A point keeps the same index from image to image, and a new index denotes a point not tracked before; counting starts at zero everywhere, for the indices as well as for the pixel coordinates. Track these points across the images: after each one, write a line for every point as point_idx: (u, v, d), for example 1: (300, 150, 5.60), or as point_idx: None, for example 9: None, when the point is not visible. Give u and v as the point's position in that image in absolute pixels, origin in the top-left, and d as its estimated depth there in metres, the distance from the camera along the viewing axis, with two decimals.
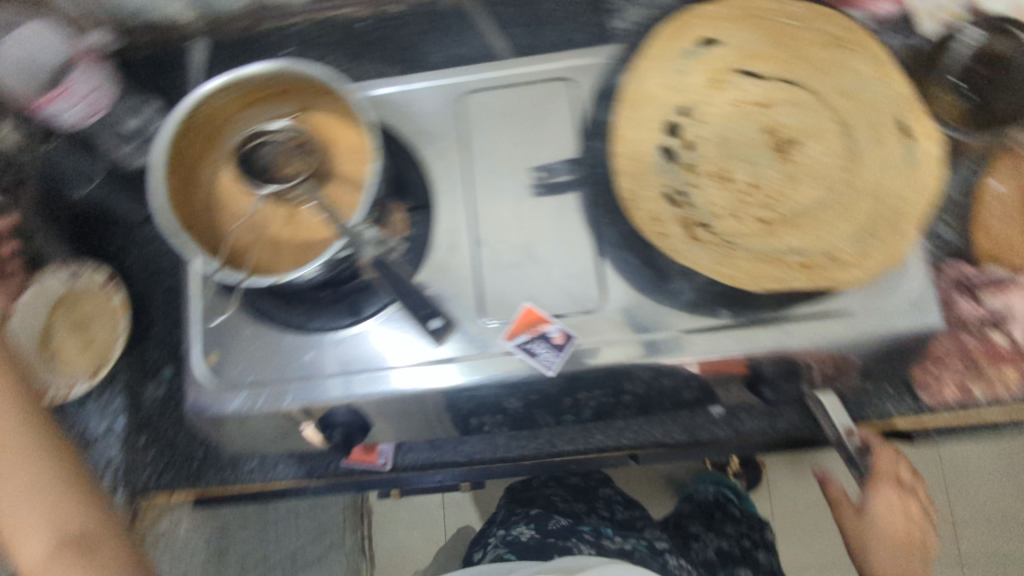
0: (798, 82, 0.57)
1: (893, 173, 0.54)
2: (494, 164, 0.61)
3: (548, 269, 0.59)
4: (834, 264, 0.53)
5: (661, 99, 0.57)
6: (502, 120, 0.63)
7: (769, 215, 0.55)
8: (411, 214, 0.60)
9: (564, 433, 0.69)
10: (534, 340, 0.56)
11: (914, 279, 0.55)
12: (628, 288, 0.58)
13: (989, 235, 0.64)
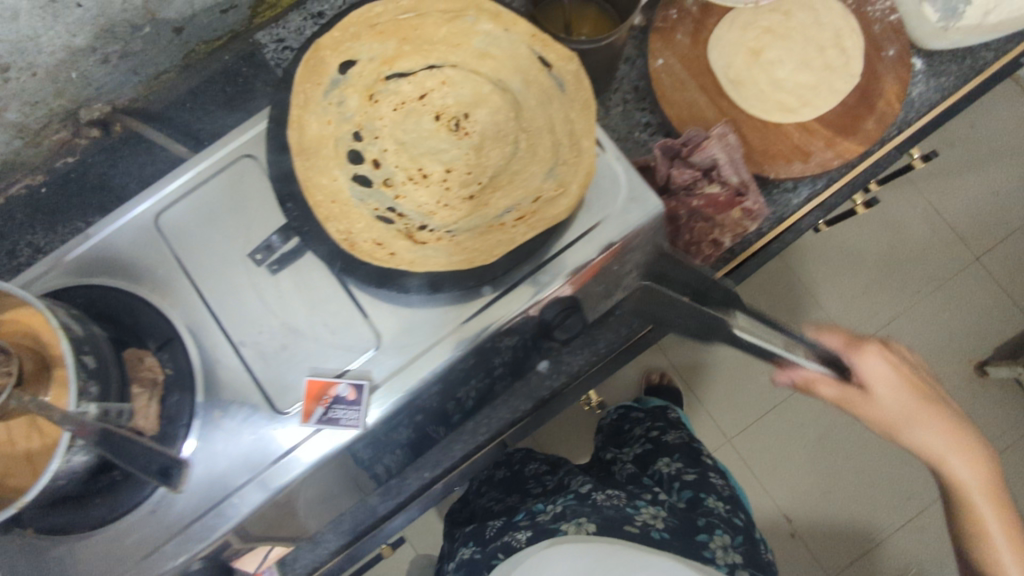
0: (441, 63, 0.59)
1: (553, 103, 0.57)
2: (220, 266, 0.60)
3: (316, 334, 0.59)
4: (544, 203, 0.56)
5: (331, 135, 0.58)
6: (206, 221, 0.61)
7: (474, 189, 0.58)
8: (162, 352, 0.59)
9: (426, 460, 0.70)
10: (330, 408, 0.56)
11: (624, 176, 0.60)
12: (395, 313, 0.59)
13: (675, 105, 0.70)
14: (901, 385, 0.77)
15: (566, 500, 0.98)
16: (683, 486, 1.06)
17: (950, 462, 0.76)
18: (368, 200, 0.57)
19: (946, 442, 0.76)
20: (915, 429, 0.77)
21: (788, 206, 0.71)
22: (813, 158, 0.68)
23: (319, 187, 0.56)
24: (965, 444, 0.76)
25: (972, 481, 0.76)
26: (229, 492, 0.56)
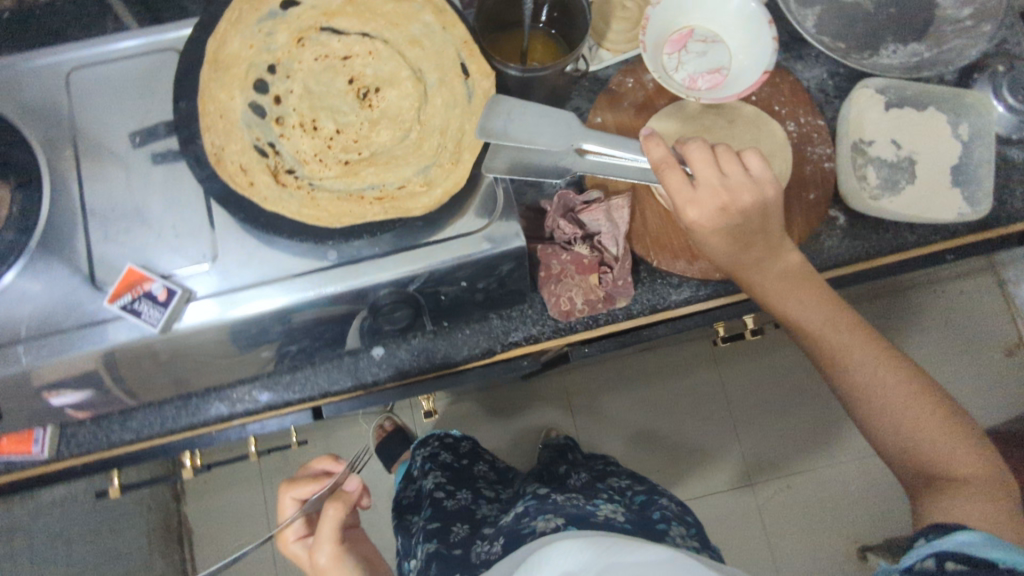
0: (375, 35, 0.62)
1: (456, 109, 0.60)
2: (104, 140, 0.62)
3: (160, 232, 0.61)
4: (407, 194, 0.58)
5: (247, 58, 0.60)
6: (111, 93, 0.64)
7: (354, 157, 0.60)
8: (18, 190, 0.61)
9: (233, 394, 0.70)
10: (136, 299, 0.57)
11: (501, 199, 0.62)
12: (240, 240, 0.61)
13: None
14: (745, 244, 0.62)
15: (526, 503, 0.91)
16: (638, 493, 1.05)
17: (824, 339, 0.64)
18: (254, 129, 0.59)
19: (838, 324, 0.63)
20: (834, 313, 0.63)
21: (664, 299, 0.72)
22: (653, 148, 0.60)
23: (212, 98, 0.58)
24: (836, 316, 0.64)
25: (855, 359, 0.62)
26: (14, 342, 0.58)
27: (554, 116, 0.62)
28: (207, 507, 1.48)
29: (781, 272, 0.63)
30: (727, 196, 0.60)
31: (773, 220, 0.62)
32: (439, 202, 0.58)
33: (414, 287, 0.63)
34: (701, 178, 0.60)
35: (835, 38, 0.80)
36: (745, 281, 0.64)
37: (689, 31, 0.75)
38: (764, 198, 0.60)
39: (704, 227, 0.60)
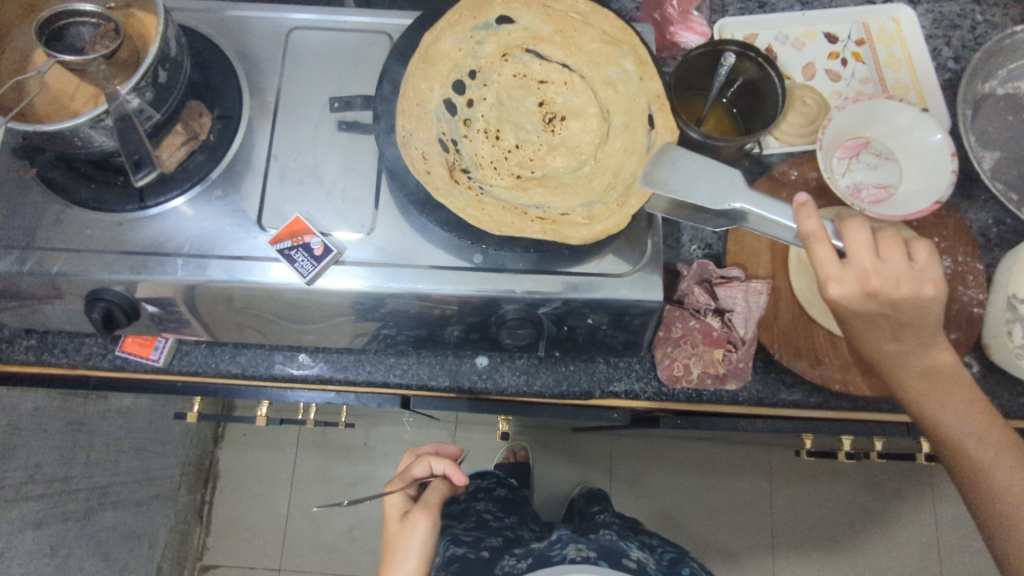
0: (574, 68, 0.66)
1: (633, 156, 0.61)
2: (303, 99, 0.67)
3: (329, 193, 0.65)
4: (569, 221, 0.59)
5: (454, 59, 0.64)
6: (322, 60, 0.69)
7: (525, 175, 0.63)
8: (217, 121, 0.66)
9: (339, 361, 0.71)
10: (295, 248, 0.60)
11: (650, 252, 0.64)
12: (397, 221, 0.64)
13: (739, 244, 0.72)
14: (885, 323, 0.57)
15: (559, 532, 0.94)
16: (666, 551, 1.02)
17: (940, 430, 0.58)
18: (443, 124, 0.63)
19: (969, 426, 0.57)
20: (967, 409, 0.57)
21: (774, 396, 0.70)
22: (813, 224, 0.54)
23: (415, 86, 0.62)
24: (964, 409, 0.57)
25: (978, 451, 0.56)
26: (176, 253, 0.62)
27: (716, 168, 0.57)
28: (241, 458, 1.54)
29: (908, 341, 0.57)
30: (878, 280, 0.55)
31: (931, 315, 0.56)
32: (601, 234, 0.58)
33: (543, 311, 0.64)
34: (854, 257, 0.55)
35: (1009, 187, 0.78)
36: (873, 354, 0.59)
37: (865, 141, 0.75)
38: (921, 290, 0.55)
39: (847, 305, 0.55)
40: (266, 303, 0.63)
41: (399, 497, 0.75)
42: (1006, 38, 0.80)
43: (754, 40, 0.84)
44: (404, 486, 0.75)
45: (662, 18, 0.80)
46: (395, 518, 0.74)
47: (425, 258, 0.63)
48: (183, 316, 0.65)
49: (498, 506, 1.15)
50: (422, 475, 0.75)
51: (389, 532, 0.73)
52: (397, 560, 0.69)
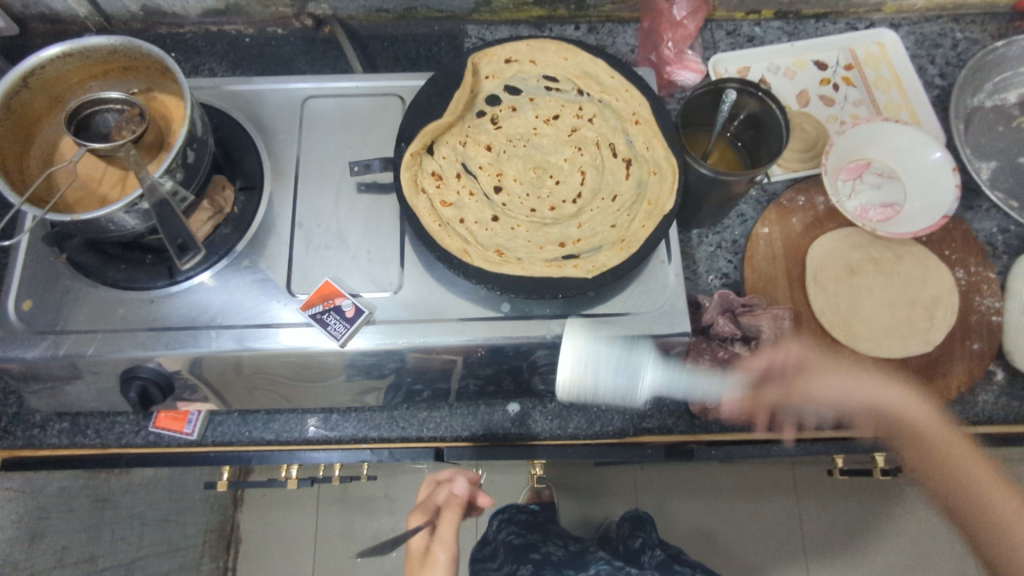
0: (582, 116, 0.68)
1: (645, 202, 0.63)
2: (321, 165, 0.70)
3: (354, 254, 0.66)
4: (606, 253, 0.61)
5: (467, 117, 0.67)
6: (337, 125, 0.72)
7: (557, 214, 0.64)
8: (240, 193, 0.68)
9: (371, 420, 0.72)
10: (328, 311, 0.61)
11: (673, 287, 0.65)
12: (422, 275, 0.65)
13: (756, 272, 0.73)
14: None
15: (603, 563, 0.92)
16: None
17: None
18: (463, 181, 0.65)
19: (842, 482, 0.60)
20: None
21: (804, 419, 0.71)
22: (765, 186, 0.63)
23: (433, 149, 0.65)
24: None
25: None
26: (210, 325, 0.63)
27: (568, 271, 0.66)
28: (262, 519, 1.51)
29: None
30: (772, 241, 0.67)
31: None
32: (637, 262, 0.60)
33: (573, 354, 0.64)
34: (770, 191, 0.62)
35: (1008, 195, 0.81)
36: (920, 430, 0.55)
37: (867, 162, 0.77)
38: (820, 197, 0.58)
39: None
40: (300, 368, 0.64)
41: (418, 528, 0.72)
42: (988, 53, 0.83)
43: (747, 73, 0.86)
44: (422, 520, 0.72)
45: (658, 60, 0.83)
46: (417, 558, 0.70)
47: (453, 309, 0.64)
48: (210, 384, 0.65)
49: (527, 525, 1.07)
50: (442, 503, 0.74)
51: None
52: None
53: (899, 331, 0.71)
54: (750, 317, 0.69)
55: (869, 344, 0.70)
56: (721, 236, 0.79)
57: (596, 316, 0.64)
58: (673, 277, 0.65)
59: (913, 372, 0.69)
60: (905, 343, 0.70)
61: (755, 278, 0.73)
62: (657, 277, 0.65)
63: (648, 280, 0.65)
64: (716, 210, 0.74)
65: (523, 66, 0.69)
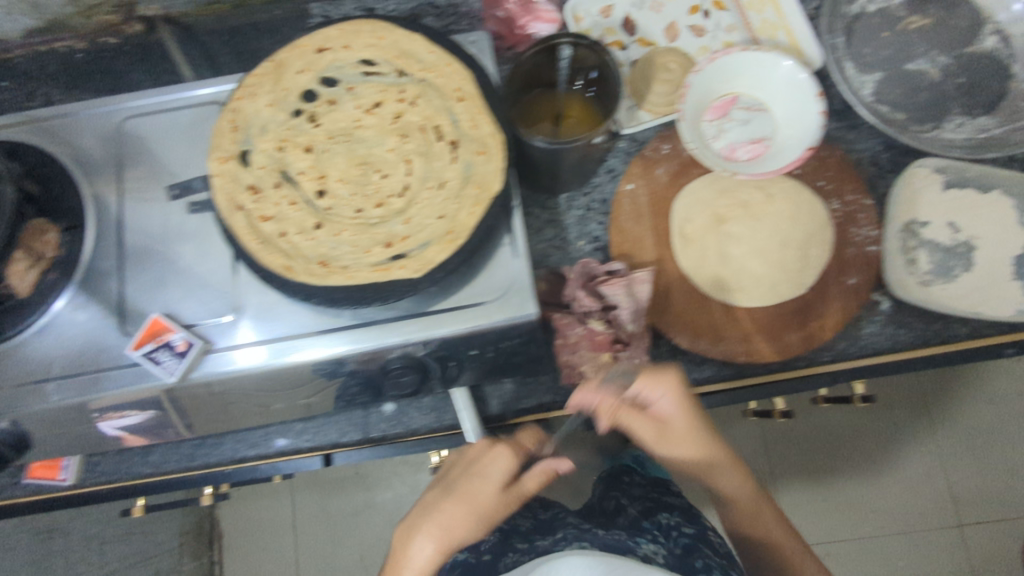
0: (405, 100, 0.63)
1: (471, 187, 0.59)
2: (145, 189, 0.66)
3: (188, 282, 0.64)
4: (433, 249, 0.58)
5: (283, 119, 0.63)
6: (158, 143, 0.68)
7: (384, 212, 0.60)
8: (64, 234, 0.64)
9: (247, 439, 0.72)
10: (159, 348, 0.60)
11: (518, 271, 0.62)
12: (259, 294, 0.63)
13: (621, 234, 0.70)
14: (761, 518, 0.72)
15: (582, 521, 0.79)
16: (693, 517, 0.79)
17: (717, 465, 0.68)
18: (284, 191, 0.61)
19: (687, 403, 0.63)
20: (683, 423, 0.63)
21: (687, 377, 0.68)
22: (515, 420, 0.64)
23: (248, 159, 0.61)
24: (739, 470, 0.69)
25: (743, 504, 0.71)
26: (46, 377, 0.61)
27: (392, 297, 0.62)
28: (240, 512, 1.55)
29: (761, 514, 0.72)
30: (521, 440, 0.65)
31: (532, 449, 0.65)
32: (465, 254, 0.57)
33: (423, 353, 0.62)
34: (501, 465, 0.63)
35: (893, 108, 0.75)
36: (743, 504, 0.71)
37: (734, 98, 0.72)
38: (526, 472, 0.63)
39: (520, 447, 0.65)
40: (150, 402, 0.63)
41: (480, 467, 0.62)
42: None
43: (610, 11, 0.79)
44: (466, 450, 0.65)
45: (505, 15, 0.76)
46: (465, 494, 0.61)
47: (295, 326, 0.61)
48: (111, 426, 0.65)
49: None
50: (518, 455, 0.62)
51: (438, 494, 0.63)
52: (473, 524, 0.61)
53: (772, 276, 0.67)
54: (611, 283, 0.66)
55: (742, 294, 0.67)
56: (591, 196, 0.75)
57: (442, 310, 0.61)
58: (518, 259, 0.62)
59: (787, 317, 0.67)
60: (778, 287, 0.67)
61: (619, 241, 0.70)
62: (500, 261, 0.62)
63: (492, 267, 0.62)
64: (573, 174, 0.70)
65: (336, 53, 0.64)
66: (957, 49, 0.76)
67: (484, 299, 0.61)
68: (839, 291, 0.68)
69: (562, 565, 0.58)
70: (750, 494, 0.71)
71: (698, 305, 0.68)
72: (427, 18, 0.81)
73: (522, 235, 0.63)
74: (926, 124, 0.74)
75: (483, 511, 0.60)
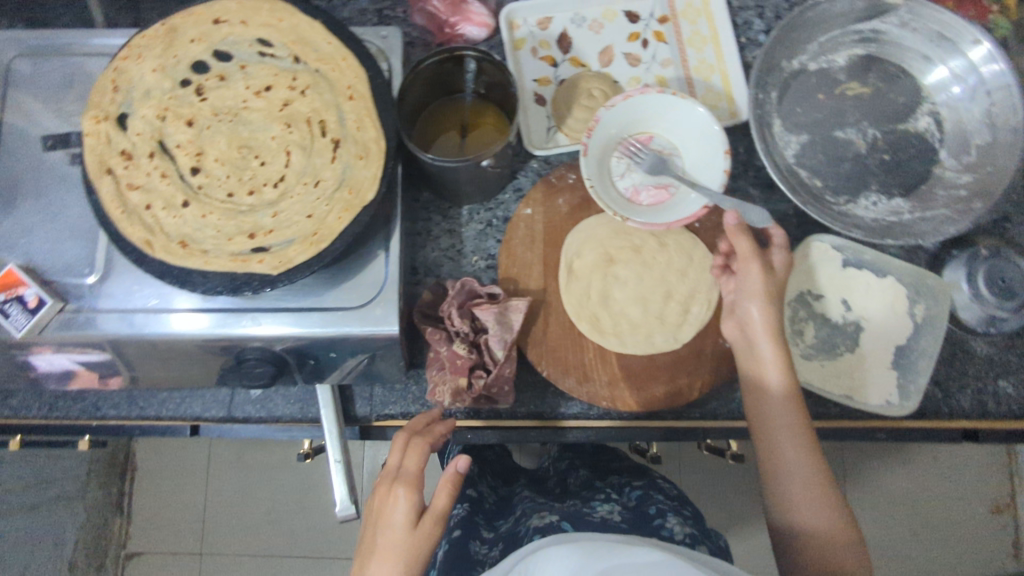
0: (296, 88, 0.62)
1: (343, 192, 0.59)
2: (26, 134, 0.64)
3: (54, 237, 0.62)
4: (295, 248, 0.57)
5: (172, 88, 0.61)
6: (49, 87, 0.66)
7: (255, 200, 0.60)
8: None
9: (110, 400, 0.72)
10: (8, 301, 0.59)
11: (384, 282, 0.61)
12: (121, 263, 0.62)
13: (510, 257, 0.69)
14: (808, 492, 0.58)
15: (523, 506, 0.79)
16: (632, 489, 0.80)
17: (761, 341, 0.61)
18: (156, 162, 0.60)
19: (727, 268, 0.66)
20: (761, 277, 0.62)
21: (550, 410, 0.69)
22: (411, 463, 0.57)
23: (130, 125, 0.60)
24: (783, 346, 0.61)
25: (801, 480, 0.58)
26: None
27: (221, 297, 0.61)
28: (155, 451, 1.56)
29: (804, 432, 0.59)
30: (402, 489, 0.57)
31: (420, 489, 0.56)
32: (325, 259, 0.56)
33: (281, 349, 0.62)
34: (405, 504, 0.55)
35: (814, 173, 0.73)
36: (789, 470, 0.59)
37: (649, 137, 0.70)
38: (435, 513, 0.55)
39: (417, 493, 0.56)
40: (84, 345, 0.61)
41: (403, 482, 0.56)
42: (811, 8, 0.72)
43: (548, 24, 0.78)
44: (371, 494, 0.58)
45: (432, 13, 0.74)
46: (398, 508, 0.55)
47: (149, 301, 0.60)
48: (34, 364, 0.64)
49: None
50: (426, 458, 0.58)
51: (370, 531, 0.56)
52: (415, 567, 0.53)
53: (648, 327, 0.67)
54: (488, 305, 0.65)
55: (616, 340, 0.67)
56: (493, 213, 0.74)
57: (301, 307, 0.61)
58: (388, 269, 0.62)
59: (657, 371, 0.67)
60: (651, 339, 0.67)
61: (508, 265, 0.69)
62: (370, 268, 0.62)
63: (360, 274, 0.62)
64: (472, 190, 0.69)
65: (233, 27, 0.62)
66: (887, 125, 0.74)
67: (347, 306, 0.61)
68: (713, 352, 0.67)
69: (540, 565, 0.50)
70: (804, 454, 0.59)
71: (572, 341, 0.67)
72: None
73: (394, 245, 0.62)
74: (845, 196, 0.72)
75: (406, 549, 0.53)
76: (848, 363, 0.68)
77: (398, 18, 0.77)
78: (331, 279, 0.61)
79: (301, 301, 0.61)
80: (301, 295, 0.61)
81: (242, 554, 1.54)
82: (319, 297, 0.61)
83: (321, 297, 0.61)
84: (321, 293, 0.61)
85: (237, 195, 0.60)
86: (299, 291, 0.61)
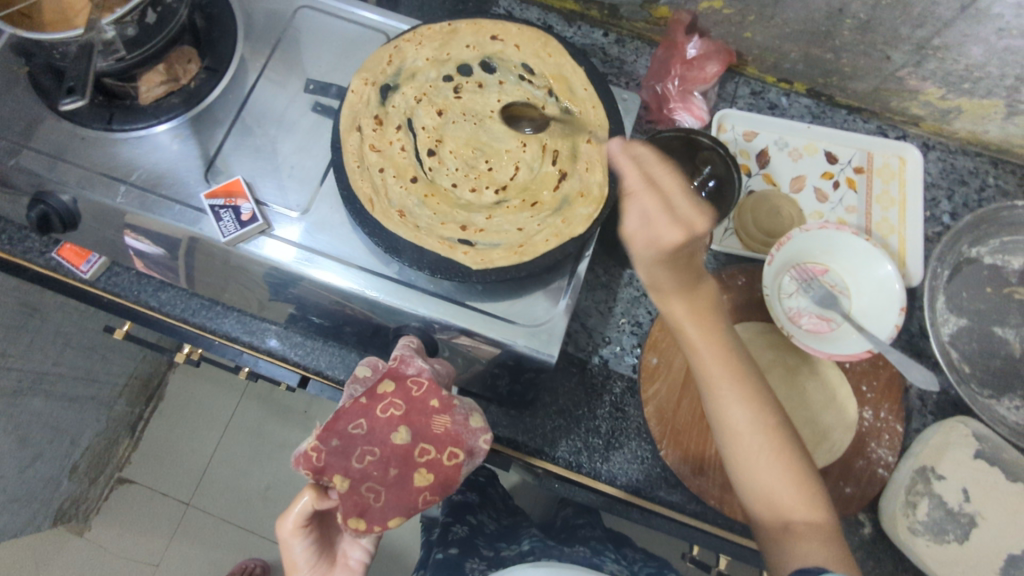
0: (542, 117, 0.67)
1: (557, 220, 0.62)
2: (291, 74, 0.71)
3: (281, 165, 0.67)
4: (499, 251, 0.60)
5: (436, 81, 0.67)
6: (323, 42, 0.73)
7: (474, 200, 0.64)
8: (202, 70, 0.69)
9: (248, 325, 0.76)
10: (225, 208, 0.62)
11: (557, 312, 0.63)
12: (330, 209, 0.66)
13: (663, 331, 0.72)
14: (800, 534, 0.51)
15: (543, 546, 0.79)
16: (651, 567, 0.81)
17: (710, 370, 0.55)
18: (400, 134, 0.65)
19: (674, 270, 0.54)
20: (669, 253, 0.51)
21: (652, 490, 0.69)
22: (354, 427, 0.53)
23: (390, 100, 0.66)
24: (746, 388, 0.55)
25: (749, 468, 0.54)
26: (122, 180, 0.64)
27: (391, 268, 0.63)
28: (187, 388, 1.56)
29: (779, 452, 0.54)
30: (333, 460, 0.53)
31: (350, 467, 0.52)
32: (523, 271, 0.58)
33: (440, 335, 0.64)
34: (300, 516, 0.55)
35: (966, 358, 0.75)
36: (761, 500, 0.54)
37: (824, 270, 0.73)
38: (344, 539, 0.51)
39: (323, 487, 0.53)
40: (166, 237, 0.66)
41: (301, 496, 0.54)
42: (1006, 209, 0.76)
43: (754, 137, 0.82)
44: (429, 504, 0.52)
45: (660, 92, 0.80)
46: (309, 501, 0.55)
47: (336, 251, 0.64)
48: (137, 242, 0.68)
49: None
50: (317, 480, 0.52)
51: (388, 529, 0.52)
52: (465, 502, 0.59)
53: None
54: (363, 363, 0.59)
55: None
56: None
57: (473, 307, 0.62)
58: (565, 304, 0.63)
59: None
60: None
61: (660, 337, 0.72)
62: (547, 295, 0.64)
63: (539, 298, 0.64)
64: None
65: (506, 48, 0.68)
66: None
67: (517, 325, 0.62)
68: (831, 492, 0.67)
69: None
70: (781, 476, 0.53)
71: (700, 433, 0.68)
72: (594, 58, 0.85)
73: (572, 281, 0.64)
74: (992, 389, 0.74)
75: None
76: (958, 554, 0.67)
77: (620, 86, 0.84)
78: (504, 292, 0.63)
79: (475, 302, 0.63)
80: (473, 297, 0.63)
81: (226, 520, 1.51)
82: (494, 306, 0.63)
83: (496, 307, 0.63)
84: (495, 302, 0.63)
85: (459, 191, 0.64)
86: (474, 292, 0.63)
